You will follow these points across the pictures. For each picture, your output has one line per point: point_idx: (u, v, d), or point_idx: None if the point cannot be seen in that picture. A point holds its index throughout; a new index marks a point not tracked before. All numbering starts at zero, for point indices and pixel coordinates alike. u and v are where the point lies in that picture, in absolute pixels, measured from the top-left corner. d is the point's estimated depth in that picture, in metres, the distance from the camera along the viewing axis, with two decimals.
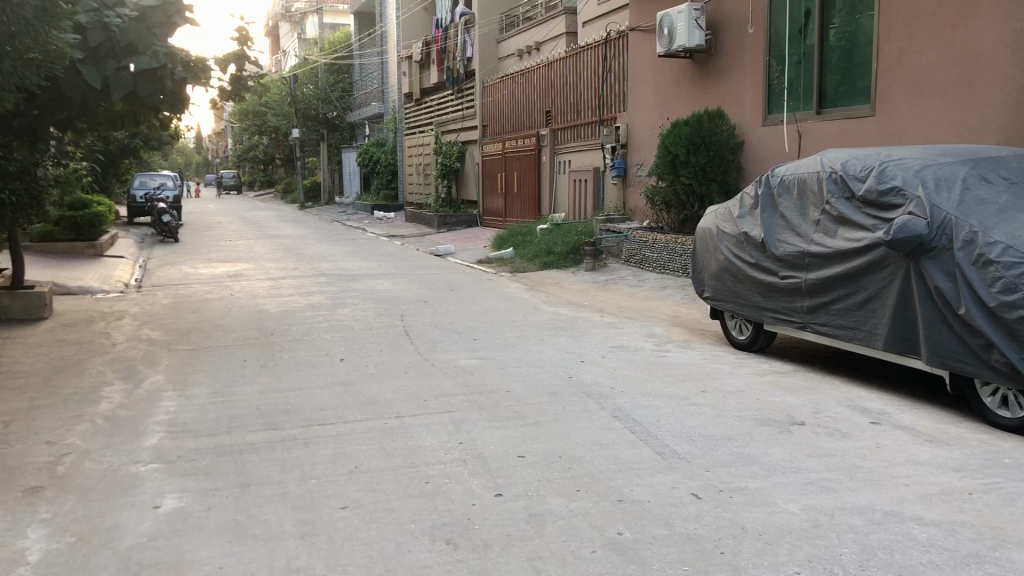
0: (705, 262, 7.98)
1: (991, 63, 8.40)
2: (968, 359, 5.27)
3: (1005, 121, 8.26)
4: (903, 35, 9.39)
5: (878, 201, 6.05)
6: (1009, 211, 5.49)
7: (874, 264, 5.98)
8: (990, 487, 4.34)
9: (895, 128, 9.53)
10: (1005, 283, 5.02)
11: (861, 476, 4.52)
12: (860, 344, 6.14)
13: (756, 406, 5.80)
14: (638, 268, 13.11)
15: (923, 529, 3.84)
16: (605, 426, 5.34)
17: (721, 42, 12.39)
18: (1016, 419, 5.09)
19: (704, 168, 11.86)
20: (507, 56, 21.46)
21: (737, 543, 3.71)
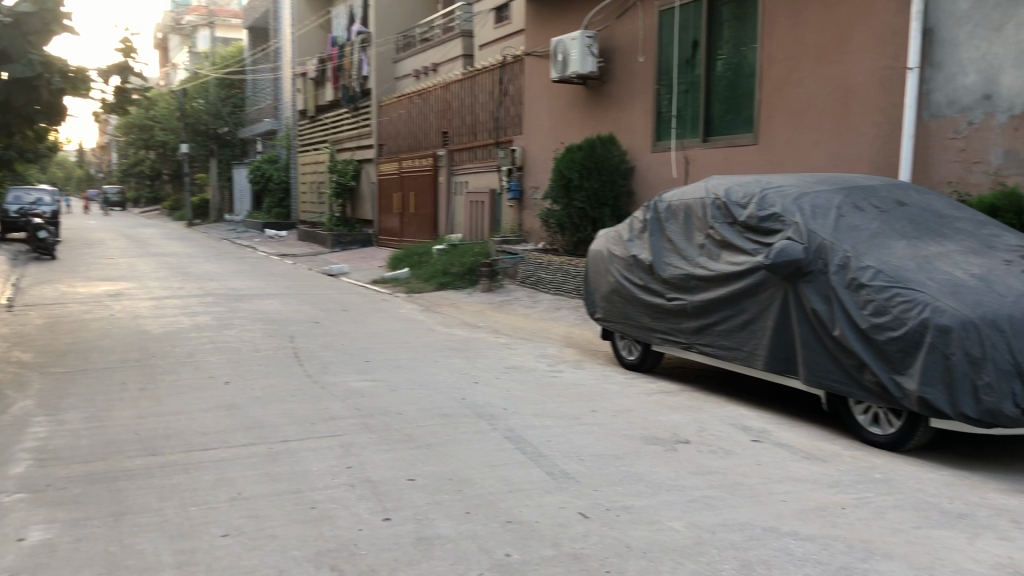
0: (595, 283, 8.10)
1: (864, 97, 8.88)
2: (842, 378, 5.52)
3: (875, 151, 8.75)
4: (784, 68, 9.83)
5: (759, 227, 6.29)
6: (880, 238, 5.78)
7: (754, 287, 6.20)
8: (861, 502, 4.54)
9: (777, 157, 9.92)
10: (875, 305, 5.26)
11: (742, 493, 4.66)
12: (741, 364, 6.34)
13: (643, 425, 5.91)
14: (532, 290, 13.23)
15: (799, 544, 3.98)
16: (496, 447, 5.35)
17: (613, 69, 12.68)
18: (886, 436, 5.36)
19: (596, 192, 12.10)
20: (404, 76, 21.44)
21: (622, 562, 3.77)
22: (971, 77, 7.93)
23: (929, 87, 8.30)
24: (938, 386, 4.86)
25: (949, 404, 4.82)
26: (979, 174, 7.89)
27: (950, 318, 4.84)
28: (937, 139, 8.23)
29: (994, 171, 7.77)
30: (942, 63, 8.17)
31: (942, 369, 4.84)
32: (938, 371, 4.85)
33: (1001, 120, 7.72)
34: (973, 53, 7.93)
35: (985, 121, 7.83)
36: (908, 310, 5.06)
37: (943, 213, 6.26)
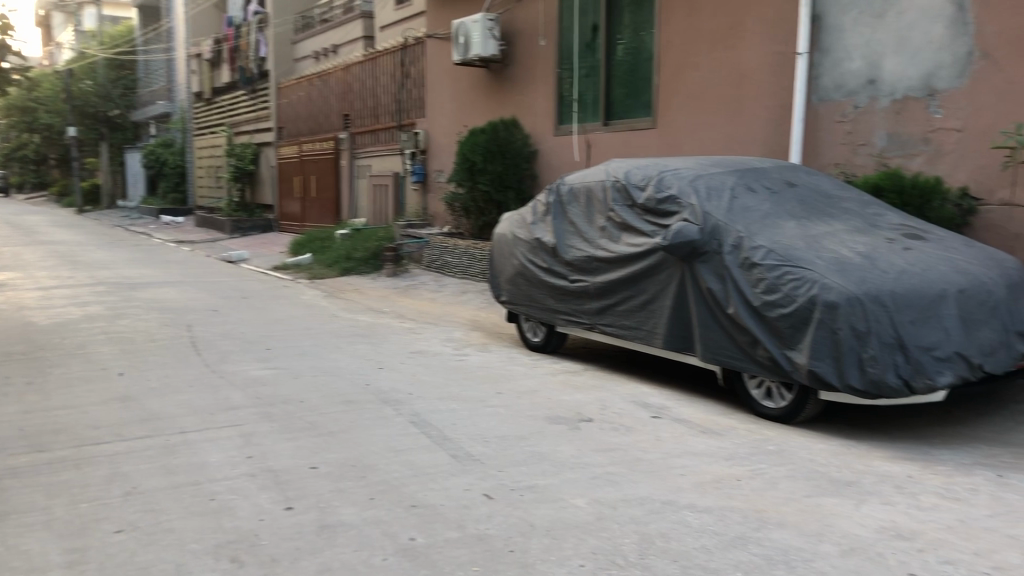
0: (500, 267, 8.12)
1: (756, 82, 9.14)
2: (736, 355, 5.70)
3: (767, 135, 9.05)
4: (681, 53, 10.03)
5: (657, 209, 6.42)
6: (771, 219, 5.98)
7: (653, 268, 6.33)
8: (755, 473, 4.71)
9: (675, 140, 10.13)
10: (767, 283, 5.44)
11: (642, 468, 4.77)
12: (642, 343, 6.48)
13: (548, 406, 5.97)
14: (438, 274, 13.22)
15: (696, 516, 4.11)
16: (401, 432, 5.33)
17: (515, 52, 12.69)
18: (778, 409, 5.57)
19: (501, 175, 12.04)
20: (303, 58, 21.03)
21: (525, 540, 3.81)
22: (857, 62, 8.28)
23: (818, 72, 8.62)
24: (826, 360, 5.07)
25: (836, 376, 5.03)
26: (864, 156, 8.26)
27: (836, 294, 5.04)
28: (826, 122, 8.58)
29: (878, 153, 8.14)
30: (829, 49, 8.50)
31: (830, 343, 5.05)
32: (827, 346, 5.06)
33: (883, 104, 8.08)
34: (857, 39, 8.26)
35: (870, 105, 8.19)
36: (798, 287, 5.25)
37: (830, 194, 6.52)
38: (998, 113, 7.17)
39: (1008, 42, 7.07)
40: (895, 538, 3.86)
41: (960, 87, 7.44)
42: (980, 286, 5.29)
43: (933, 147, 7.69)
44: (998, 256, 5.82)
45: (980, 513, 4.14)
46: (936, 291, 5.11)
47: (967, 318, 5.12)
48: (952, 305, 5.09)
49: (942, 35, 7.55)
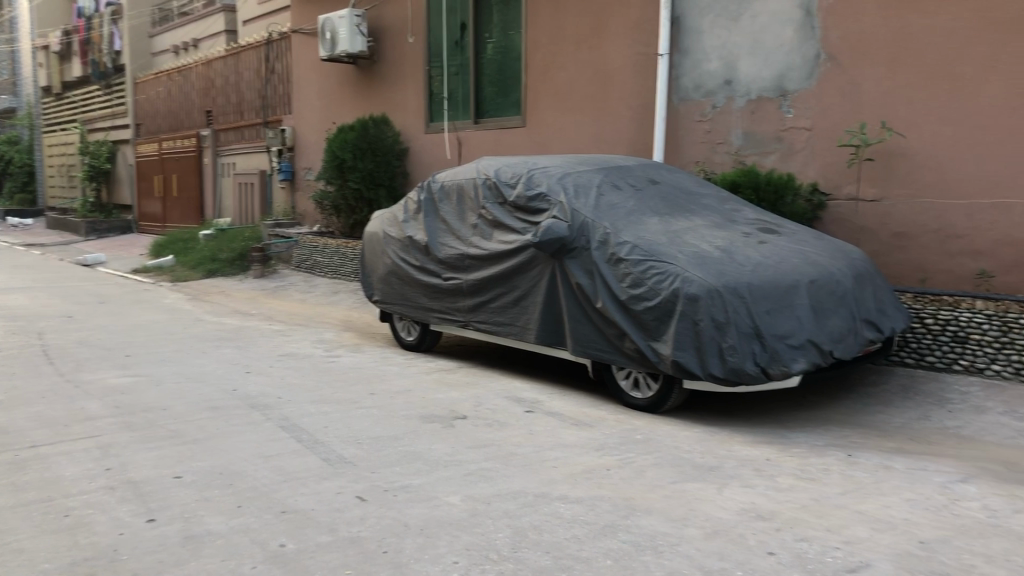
0: (372, 266, 8.04)
1: (621, 81, 9.39)
2: (605, 348, 5.83)
3: (632, 133, 9.31)
4: (548, 52, 10.18)
5: (527, 206, 6.50)
6: (636, 215, 6.15)
7: (524, 264, 6.40)
8: (624, 462, 4.84)
9: (544, 138, 10.28)
10: (633, 278, 5.59)
11: (516, 462, 4.83)
12: (515, 339, 6.55)
13: (421, 405, 5.96)
14: (308, 274, 12.98)
15: (568, 507, 4.18)
16: (270, 437, 5.20)
17: (383, 49, 12.57)
18: (646, 399, 5.75)
19: (371, 172, 11.85)
20: (162, 52, 20.21)
21: (399, 541, 3.80)
22: (715, 63, 8.61)
23: (678, 72, 8.93)
24: (689, 350, 5.26)
25: (699, 365, 5.23)
26: (723, 154, 8.61)
27: (698, 287, 5.24)
28: (687, 122, 8.89)
29: (736, 151, 8.50)
30: (689, 50, 8.81)
31: (693, 334, 5.24)
32: (690, 337, 5.25)
33: (739, 104, 8.44)
34: (714, 41, 8.60)
35: (727, 105, 8.54)
36: (662, 281, 5.42)
37: (691, 191, 6.77)
38: (844, 113, 7.62)
39: (852, 46, 7.52)
40: (755, 519, 4.04)
41: (810, 89, 7.86)
42: (829, 277, 5.60)
43: (786, 145, 8.08)
44: (845, 248, 6.17)
45: (831, 491, 4.39)
46: (790, 283, 5.38)
47: (818, 307, 5.41)
48: (804, 295, 5.37)
49: (792, 39, 7.95)
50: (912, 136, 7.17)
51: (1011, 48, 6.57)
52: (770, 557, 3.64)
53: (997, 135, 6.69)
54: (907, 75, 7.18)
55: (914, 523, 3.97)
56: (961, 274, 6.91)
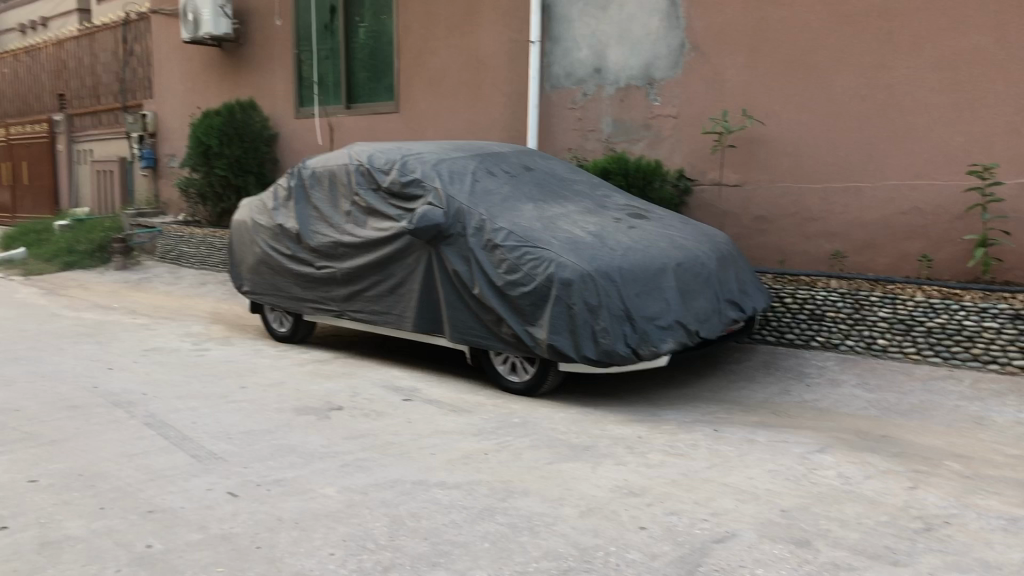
0: (241, 255, 7.79)
1: (493, 68, 9.43)
2: (482, 334, 5.86)
3: (506, 120, 9.37)
4: (420, 37, 10.10)
5: (401, 192, 6.42)
6: (510, 202, 6.19)
7: (399, 252, 6.34)
8: (501, 446, 4.88)
9: (418, 125, 10.21)
10: (508, 264, 5.63)
11: (393, 451, 4.80)
12: (391, 327, 6.49)
13: (295, 397, 5.83)
14: (175, 265, 12.49)
15: (446, 493, 4.19)
16: (134, 436, 4.98)
17: (249, 32, 12.18)
18: (523, 383, 5.83)
19: (239, 159, 11.47)
20: (7, 31, 18.96)
21: (273, 535, 3.71)
22: (585, 52, 8.75)
23: (549, 60, 9.02)
24: (564, 334, 5.35)
25: (573, 348, 5.33)
26: (594, 141, 8.77)
27: (572, 272, 5.33)
28: (558, 109, 9.01)
29: (606, 138, 8.67)
30: (559, 38, 8.92)
31: (567, 318, 5.33)
32: (564, 321, 5.34)
33: (608, 92, 8.61)
34: (584, 30, 8.73)
35: (597, 93, 8.69)
36: (537, 266, 5.48)
37: (564, 177, 6.86)
38: (707, 102, 7.89)
39: (714, 36, 7.79)
40: (627, 496, 4.16)
41: (675, 78, 8.10)
42: (695, 260, 5.79)
43: (653, 133, 8.31)
44: (710, 232, 6.39)
45: (699, 466, 4.56)
46: (658, 266, 5.55)
47: (685, 290, 5.59)
48: (671, 278, 5.55)
49: (657, 28, 8.17)
50: (771, 124, 7.51)
51: (860, 41, 6.97)
52: (643, 532, 3.75)
53: (849, 123, 7.09)
54: (765, 65, 7.49)
55: (776, 493, 4.17)
56: (816, 255, 7.28)
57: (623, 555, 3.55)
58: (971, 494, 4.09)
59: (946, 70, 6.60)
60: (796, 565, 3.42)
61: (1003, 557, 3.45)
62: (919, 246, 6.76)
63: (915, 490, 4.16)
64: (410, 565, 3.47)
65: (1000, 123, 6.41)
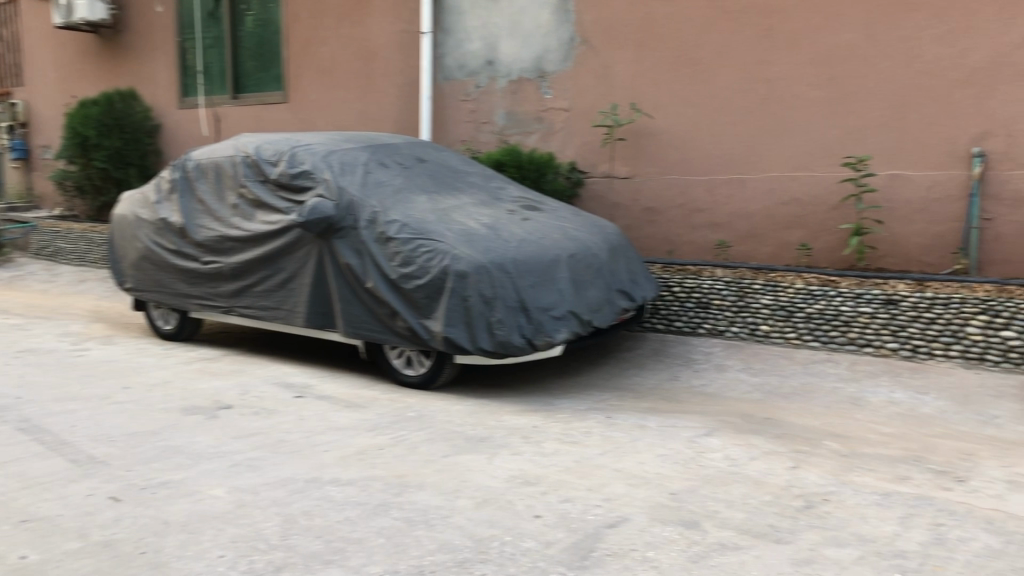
0: (123, 251, 7.48)
1: (384, 58, 9.34)
2: (376, 328, 5.79)
3: (399, 111, 9.29)
4: (308, 27, 9.90)
5: (290, 184, 6.28)
6: (403, 194, 6.14)
7: (289, 245, 6.20)
8: (396, 440, 4.84)
9: (308, 116, 10.02)
10: (402, 256, 5.58)
11: (284, 449, 4.70)
12: (282, 323, 6.35)
13: (182, 396, 5.64)
14: (51, 262, 11.90)
15: (339, 489, 4.13)
16: (6, 442, 4.72)
17: (127, 18, 11.68)
18: (418, 376, 5.79)
19: (119, 150, 10.99)
20: None
21: (158, 539, 3.59)
22: (476, 44, 8.75)
23: (442, 51, 8.99)
24: (459, 326, 5.34)
25: (469, 340, 5.33)
26: (487, 133, 8.78)
27: (466, 264, 5.33)
28: (451, 101, 8.98)
29: (499, 130, 8.70)
30: (451, 30, 8.89)
31: (462, 311, 5.33)
32: (459, 313, 5.33)
33: (500, 84, 8.64)
34: (475, 22, 8.73)
35: (489, 85, 8.71)
36: (431, 259, 5.45)
37: (457, 169, 6.84)
38: (597, 94, 8.00)
39: (603, 30, 7.90)
40: (522, 485, 4.19)
41: (566, 71, 8.18)
42: (587, 251, 5.87)
43: (546, 125, 8.38)
44: (601, 223, 6.49)
45: (593, 452, 4.63)
46: (551, 257, 5.60)
47: (578, 280, 5.67)
48: (564, 269, 5.61)
49: (548, 21, 8.24)
50: (658, 117, 7.67)
51: (742, 37, 7.19)
52: (538, 520, 3.79)
53: (733, 117, 7.31)
54: (652, 59, 7.65)
55: (666, 477, 4.27)
56: (702, 245, 7.48)
57: (519, 544, 3.57)
58: (848, 472, 4.29)
59: (822, 66, 6.89)
60: (685, 546, 3.52)
61: (877, 530, 3.63)
62: (798, 235, 7.03)
63: (796, 469, 4.33)
64: (303, 564, 3.41)
65: (873, 117, 6.74)
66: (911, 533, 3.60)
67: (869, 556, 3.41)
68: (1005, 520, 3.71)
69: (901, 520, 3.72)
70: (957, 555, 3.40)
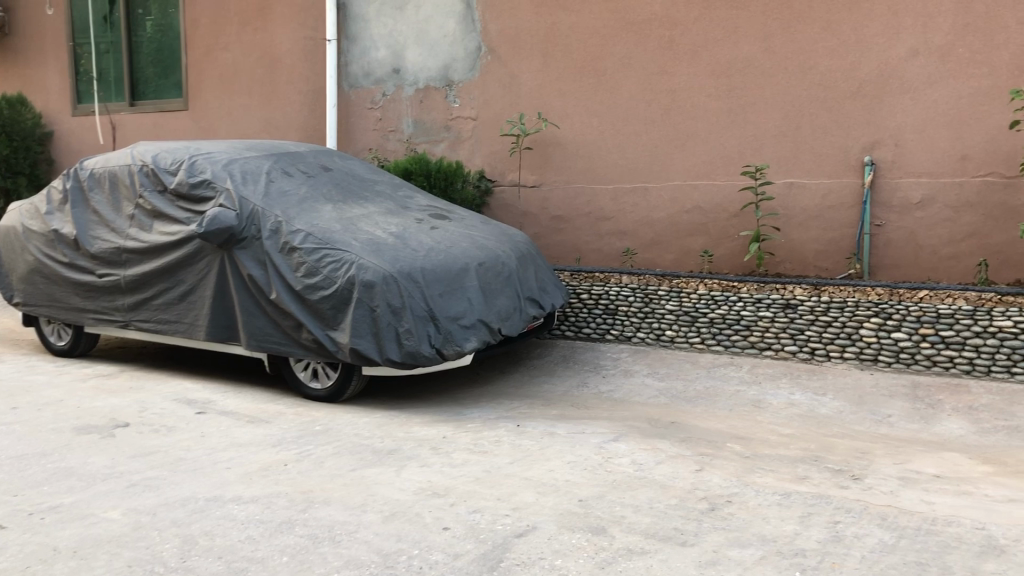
0: (10, 264, 7.14)
1: (288, 65, 9.19)
2: (281, 340, 5.66)
3: (305, 119, 9.14)
4: (208, 32, 9.65)
5: (190, 194, 6.09)
6: (308, 203, 6.03)
7: (189, 257, 6.01)
8: (302, 455, 4.74)
9: (210, 124, 9.77)
10: (307, 267, 5.47)
11: (184, 467, 4.55)
12: (182, 336, 6.15)
13: (74, 416, 5.40)
14: None
15: (242, 508, 4.01)
16: None
17: (15, 20, 11.17)
18: (325, 390, 5.69)
19: (8, 158, 10.32)
20: None
21: (47, 567, 3.42)
22: (382, 51, 8.66)
23: (347, 59, 8.88)
24: (366, 337, 5.26)
25: (376, 351, 5.26)
26: (394, 142, 8.71)
27: (372, 274, 5.26)
28: (357, 109, 8.88)
29: (406, 139, 8.64)
30: (356, 37, 8.80)
31: (370, 321, 5.26)
32: (366, 324, 5.26)
33: (407, 92, 8.58)
34: (381, 29, 8.65)
35: (396, 93, 8.64)
36: (336, 269, 5.37)
37: (364, 178, 6.76)
38: (504, 103, 8.03)
39: (509, 39, 7.94)
40: (431, 497, 4.14)
41: (472, 79, 8.19)
42: (496, 260, 5.87)
43: (453, 134, 8.36)
44: (509, 231, 6.50)
45: (502, 461, 4.62)
46: (460, 266, 5.58)
47: (486, 288, 5.66)
48: (473, 278, 5.60)
49: (454, 30, 8.23)
50: (565, 126, 7.74)
51: (645, 48, 7.32)
52: (445, 532, 3.75)
53: (637, 126, 7.43)
54: (557, 68, 7.72)
55: (574, 483, 4.29)
56: (609, 253, 7.58)
57: (426, 557, 3.53)
58: (750, 473, 4.39)
59: (722, 77, 7.06)
60: (593, 552, 3.54)
61: (777, 530, 3.72)
62: (701, 242, 7.19)
63: (701, 472, 4.41)
64: None
65: (771, 127, 6.94)
66: (810, 531, 3.70)
67: (770, 556, 3.49)
68: (898, 516, 3.85)
69: (801, 519, 3.82)
70: (852, 551, 3.51)
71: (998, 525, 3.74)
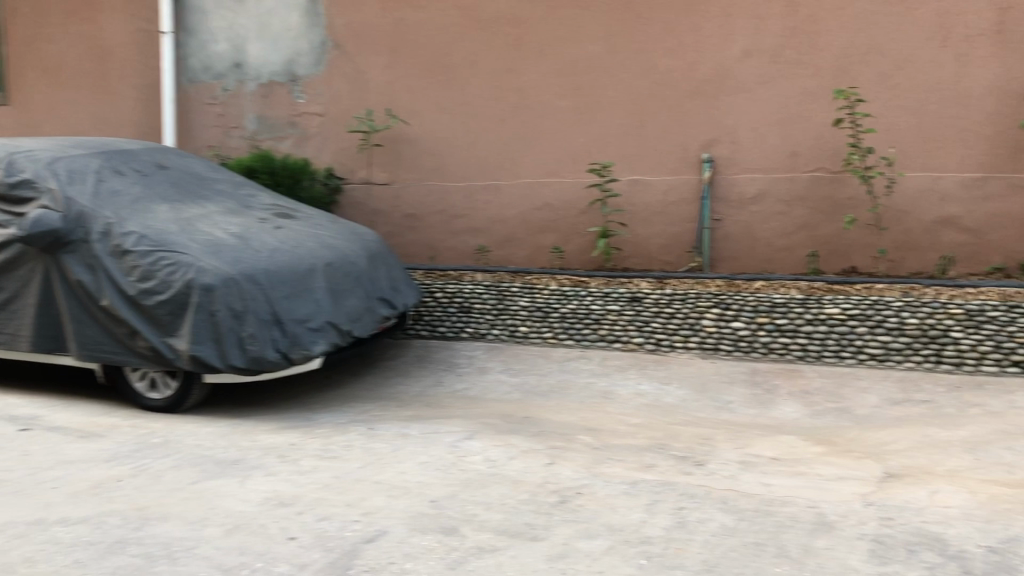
0: None
1: (121, 59, 8.70)
2: (113, 349, 5.33)
3: (141, 115, 8.68)
4: (29, 22, 9.00)
5: (7, 195, 5.64)
6: (142, 203, 5.71)
7: (9, 262, 5.57)
8: (138, 469, 4.48)
9: (34, 120, 9.12)
10: (141, 270, 5.17)
11: (4, 490, 4.21)
12: (3, 348, 5.70)
13: None
14: None
15: (68, 530, 3.74)
16: None
17: None
18: (164, 399, 5.42)
19: None
20: None
21: None
22: (222, 45, 8.32)
23: (184, 52, 8.48)
24: (206, 343, 5.03)
25: (217, 357, 5.03)
26: (237, 139, 8.38)
27: (212, 276, 5.03)
28: (196, 104, 8.49)
29: (250, 135, 8.33)
30: (193, 30, 8.42)
31: (210, 326, 5.02)
32: (206, 329, 5.03)
33: (249, 87, 8.28)
34: (220, 22, 8.31)
35: (238, 89, 8.32)
36: (173, 273, 5.10)
37: (203, 176, 6.46)
38: (352, 100, 7.87)
39: (355, 35, 7.79)
40: (276, 507, 3.99)
41: (318, 75, 7.98)
42: (344, 259, 5.73)
43: (299, 130, 8.12)
44: (359, 230, 6.36)
45: (352, 466, 4.51)
46: (306, 267, 5.42)
47: (334, 289, 5.53)
48: (320, 278, 5.45)
49: (297, 24, 8.01)
50: (414, 124, 7.66)
51: (492, 46, 7.34)
52: (291, 542, 3.62)
53: (486, 124, 7.44)
54: (405, 65, 7.63)
55: (426, 484, 4.24)
56: (462, 250, 7.55)
57: (270, 570, 3.39)
58: (599, 464, 4.45)
59: (568, 75, 7.17)
60: (444, 553, 3.49)
61: (625, 519, 3.78)
62: (551, 238, 7.27)
63: (552, 465, 4.44)
64: None
65: (616, 125, 7.10)
66: (656, 519, 3.78)
67: (618, 545, 3.54)
68: (738, 499, 3.99)
69: (647, 507, 3.90)
70: (696, 536, 3.61)
71: (829, 503, 3.94)
